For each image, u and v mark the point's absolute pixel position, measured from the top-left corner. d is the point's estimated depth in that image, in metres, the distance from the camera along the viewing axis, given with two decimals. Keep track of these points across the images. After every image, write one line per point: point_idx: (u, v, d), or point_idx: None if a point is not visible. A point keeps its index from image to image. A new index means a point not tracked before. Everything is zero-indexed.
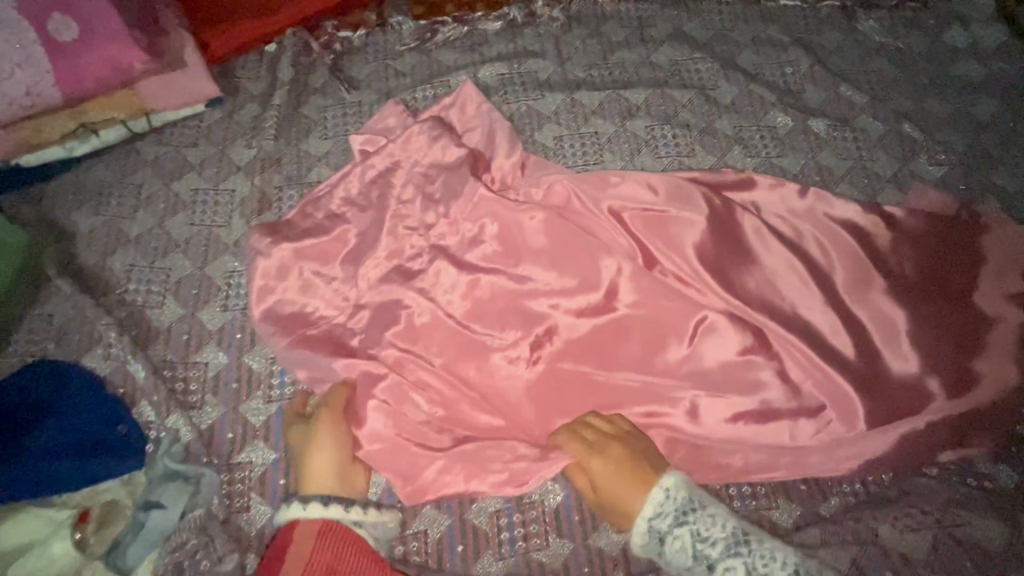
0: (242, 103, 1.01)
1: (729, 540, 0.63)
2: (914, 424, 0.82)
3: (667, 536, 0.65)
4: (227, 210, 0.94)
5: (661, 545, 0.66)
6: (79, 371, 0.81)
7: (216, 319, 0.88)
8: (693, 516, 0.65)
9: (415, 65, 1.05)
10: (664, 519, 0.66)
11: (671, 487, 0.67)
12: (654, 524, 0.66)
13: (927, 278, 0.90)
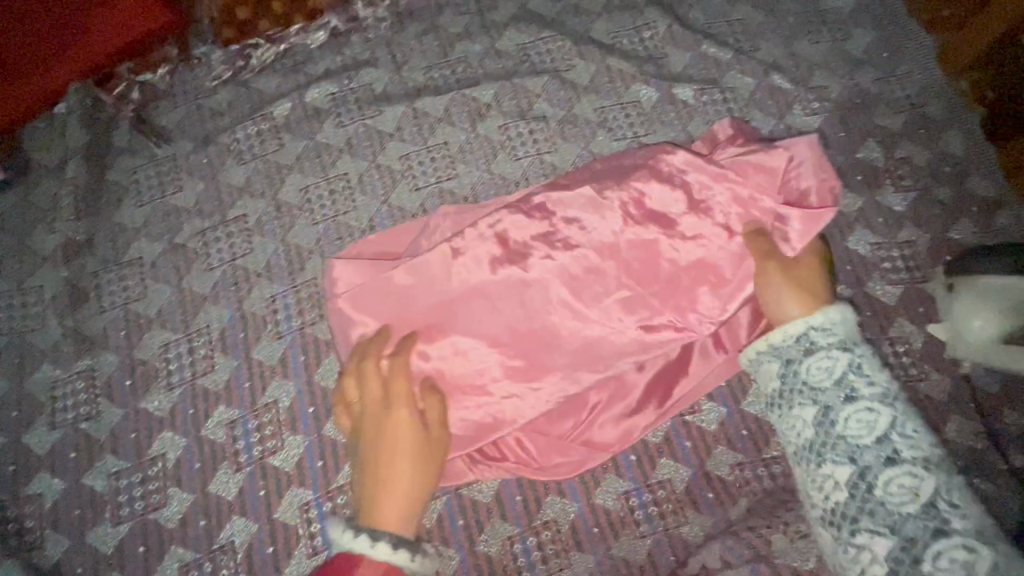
0: (37, 181, 0.88)
1: (888, 391, 0.55)
2: None
3: (795, 350, 0.60)
4: (39, 310, 0.82)
5: (804, 356, 0.59)
6: None
7: (44, 440, 0.77)
8: (856, 350, 0.59)
9: (233, 100, 0.92)
10: (825, 336, 0.59)
11: (841, 318, 0.60)
12: (802, 336, 0.60)
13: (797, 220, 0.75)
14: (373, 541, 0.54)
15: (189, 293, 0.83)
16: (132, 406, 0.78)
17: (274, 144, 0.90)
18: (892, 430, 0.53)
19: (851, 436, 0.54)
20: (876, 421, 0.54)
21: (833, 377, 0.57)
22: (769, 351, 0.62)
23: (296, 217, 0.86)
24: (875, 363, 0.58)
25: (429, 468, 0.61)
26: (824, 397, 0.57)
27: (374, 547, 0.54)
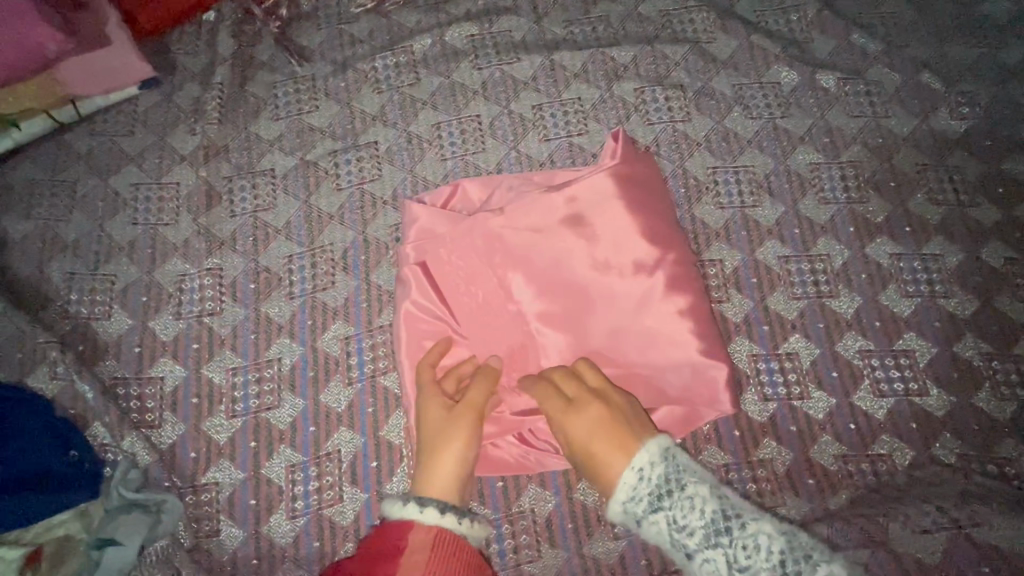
0: (181, 83, 0.90)
1: (708, 531, 0.56)
2: (910, 400, 0.78)
3: (627, 514, 0.61)
4: (173, 206, 0.85)
5: (642, 516, 0.60)
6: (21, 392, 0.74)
7: (170, 327, 0.80)
8: (666, 504, 0.58)
9: (374, 30, 0.93)
10: (642, 485, 0.60)
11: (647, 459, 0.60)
12: (623, 498, 0.61)
13: (897, 231, 0.85)
14: (420, 506, 0.61)
15: (315, 211, 0.85)
16: (253, 309, 0.80)
17: (410, 78, 0.91)
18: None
19: None
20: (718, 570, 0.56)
21: (666, 539, 0.59)
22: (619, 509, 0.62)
23: (426, 152, 0.87)
24: (697, 501, 0.58)
25: (454, 450, 0.66)
26: (676, 554, 0.59)
27: (421, 512, 0.61)
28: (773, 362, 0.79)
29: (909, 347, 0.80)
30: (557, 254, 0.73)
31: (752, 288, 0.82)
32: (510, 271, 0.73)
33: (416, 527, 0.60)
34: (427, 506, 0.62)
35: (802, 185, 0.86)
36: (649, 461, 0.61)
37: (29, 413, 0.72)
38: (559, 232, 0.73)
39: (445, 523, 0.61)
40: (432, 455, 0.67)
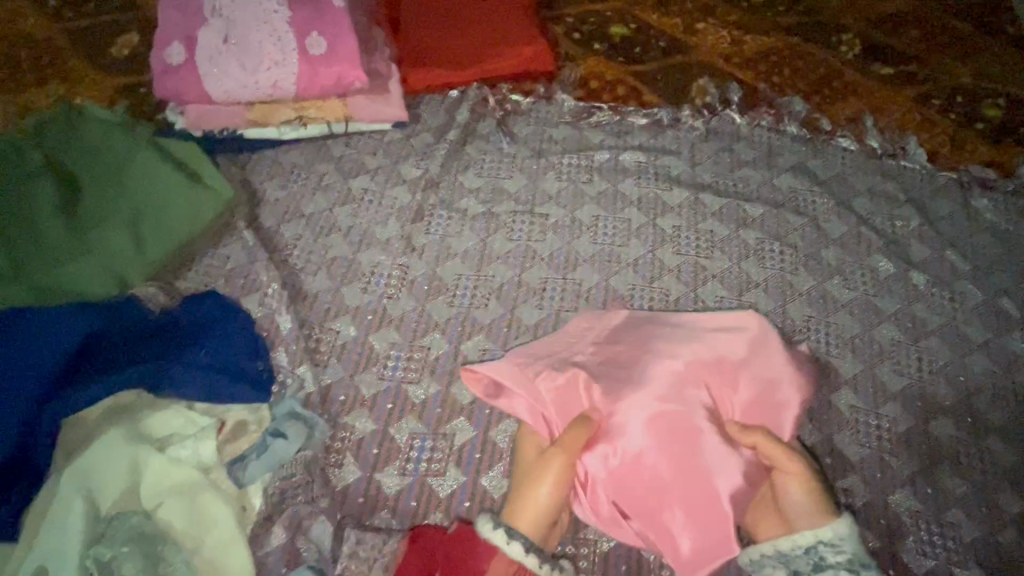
0: (419, 130, 1.19)
1: None
2: (951, 569, 0.85)
3: (804, 563, 0.73)
4: (387, 212, 1.10)
5: (811, 566, 0.72)
6: (237, 306, 0.95)
7: (356, 297, 1.01)
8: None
9: (567, 136, 1.22)
10: (833, 552, 0.72)
11: (849, 538, 0.72)
12: (813, 549, 0.72)
13: (961, 419, 0.97)
14: (507, 539, 0.73)
15: (488, 249, 1.07)
16: (421, 305, 1.01)
17: (585, 177, 1.17)
18: None
19: None
20: None
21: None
22: (779, 553, 0.74)
23: (583, 233, 1.10)
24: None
25: (539, 491, 0.78)
26: None
27: (507, 545, 0.72)
28: (829, 491, 0.90)
29: (957, 522, 0.89)
30: (690, 358, 0.85)
31: (822, 424, 0.95)
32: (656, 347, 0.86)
33: (500, 557, 0.72)
34: (514, 543, 0.73)
35: (881, 355, 1.02)
36: (845, 537, 0.72)
37: (238, 322, 0.93)
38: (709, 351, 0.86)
39: (526, 562, 0.73)
40: (522, 489, 0.79)
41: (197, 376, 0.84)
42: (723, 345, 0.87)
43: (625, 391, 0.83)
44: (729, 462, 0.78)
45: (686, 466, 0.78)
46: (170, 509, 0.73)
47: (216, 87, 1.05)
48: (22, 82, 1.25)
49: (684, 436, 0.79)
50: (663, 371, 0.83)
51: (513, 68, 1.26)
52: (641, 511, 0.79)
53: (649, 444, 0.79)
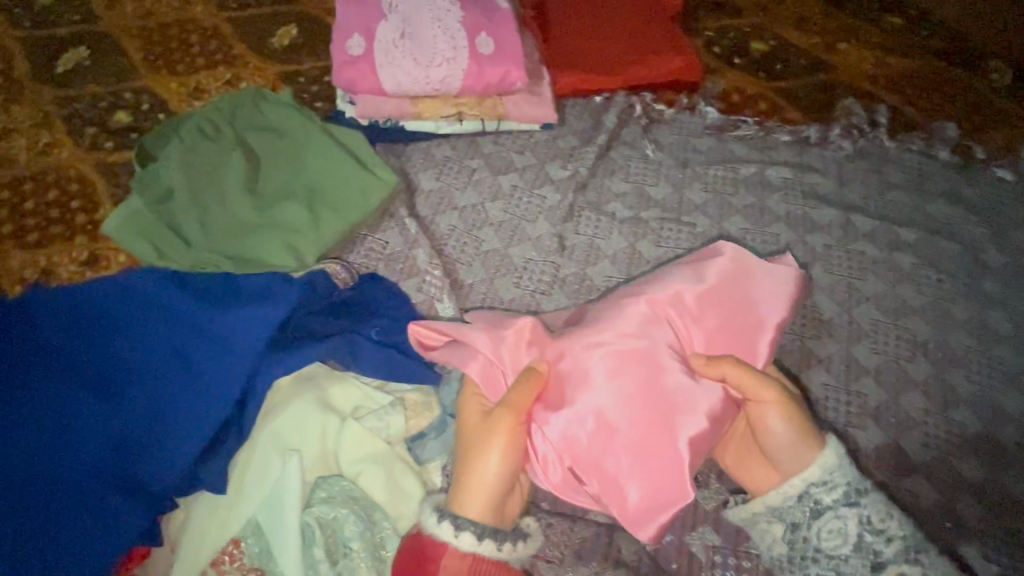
0: (565, 133, 1.22)
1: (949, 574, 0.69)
2: None
3: (801, 515, 0.73)
4: (536, 210, 1.12)
5: (820, 518, 0.72)
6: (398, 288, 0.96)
7: (510, 291, 1.03)
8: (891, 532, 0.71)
9: (711, 147, 1.22)
10: (827, 492, 0.72)
11: (831, 471, 0.72)
12: (805, 493, 0.72)
13: None
14: (455, 532, 0.68)
15: (637, 254, 1.08)
16: (573, 303, 1.02)
17: (731, 189, 1.16)
18: None
19: None
20: None
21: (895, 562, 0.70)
22: (769, 501, 0.74)
23: (732, 244, 1.10)
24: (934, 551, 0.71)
25: (465, 454, 0.72)
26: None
27: (457, 538, 0.68)
28: (999, 531, 0.86)
29: None
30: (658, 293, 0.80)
31: (987, 460, 0.92)
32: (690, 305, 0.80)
33: (450, 552, 0.68)
34: (464, 534, 0.68)
35: None
36: (829, 469, 0.72)
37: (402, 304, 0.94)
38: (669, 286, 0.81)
39: (480, 551, 0.68)
40: (461, 457, 0.73)
41: (375, 352, 0.85)
42: (680, 278, 0.81)
43: (660, 356, 0.76)
44: (672, 396, 0.75)
45: (622, 399, 0.74)
46: (372, 476, 0.77)
47: (389, 79, 1.09)
48: (194, 66, 1.33)
49: (655, 378, 0.75)
50: (635, 308, 0.79)
51: (658, 78, 1.27)
52: (588, 449, 0.74)
53: (635, 394, 0.74)
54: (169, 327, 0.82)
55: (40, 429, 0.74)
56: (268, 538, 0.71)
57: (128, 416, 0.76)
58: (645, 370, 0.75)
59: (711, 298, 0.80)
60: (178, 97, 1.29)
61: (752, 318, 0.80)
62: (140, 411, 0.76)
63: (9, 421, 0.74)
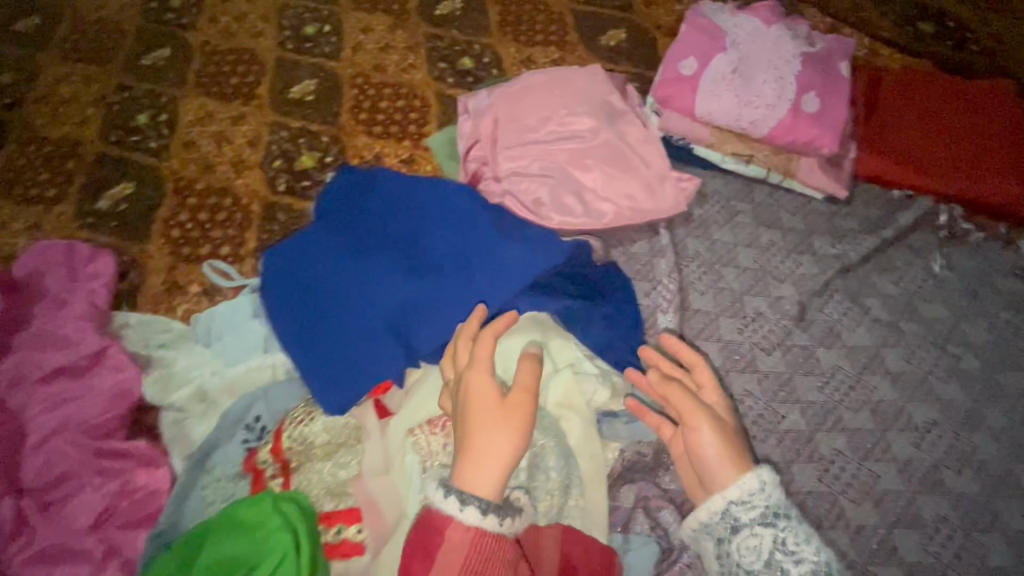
0: (848, 214, 1.17)
1: (814, 565, 0.68)
2: None
3: (722, 529, 0.72)
4: (787, 273, 1.11)
5: (730, 534, 0.72)
6: (625, 281, 1.03)
7: (732, 334, 1.05)
8: (779, 526, 0.70)
9: (1014, 291, 1.09)
10: (746, 511, 0.71)
11: (755, 490, 0.72)
12: (724, 511, 0.72)
13: None
14: (461, 505, 0.65)
15: (880, 359, 1.02)
16: (791, 373, 1.01)
17: (1016, 344, 1.04)
18: (771, 549, 0.69)
19: (741, 560, 0.71)
20: (760, 544, 0.70)
21: (762, 557, 0.70)
22: (702, 526, 0.74)
23: (992, 400, 0.99)
24: (803, 537, 0.70)
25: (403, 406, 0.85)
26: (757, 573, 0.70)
27: (462, 510, 0.65)
28: None
29: None
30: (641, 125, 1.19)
31: None
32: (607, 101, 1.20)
33: (456, 524, 0.65)
34: (469, 508, 0.65)
35: None
36: (753, 488, 0.72)
37: (622, 297, 1.01)
38: (588, 76, 1.22)
39: (483, 525, 0.65)
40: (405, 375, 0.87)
41: (605, 332, 0.96)
42: (603, 83, 1.21)
43: (607, 148, 1.15)
44: (592, 159, 1.14)
45: (582, 170, 1.13)
46: (571, 424, 0.87)
47: (702, 105, 1.18)
48: (533, 40, 1.57)
49: (603, 163, 1.14)
50: (589, 91, 1.20)
51: (983, 196, 1.16)
52: (544, 196, 1.10)
53: (587, 167, 1.14)
54: (470, 234, 0.99)
55: (349, 273, 0.94)
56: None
57: (407, 288, 0.93)
58: (562, 104, 1.18)
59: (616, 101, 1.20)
60: (513, 61, 1.53)
61: (623, 114, 1.19)
62: (419, 288, 0.93)
63: (335, 256, 0.96)
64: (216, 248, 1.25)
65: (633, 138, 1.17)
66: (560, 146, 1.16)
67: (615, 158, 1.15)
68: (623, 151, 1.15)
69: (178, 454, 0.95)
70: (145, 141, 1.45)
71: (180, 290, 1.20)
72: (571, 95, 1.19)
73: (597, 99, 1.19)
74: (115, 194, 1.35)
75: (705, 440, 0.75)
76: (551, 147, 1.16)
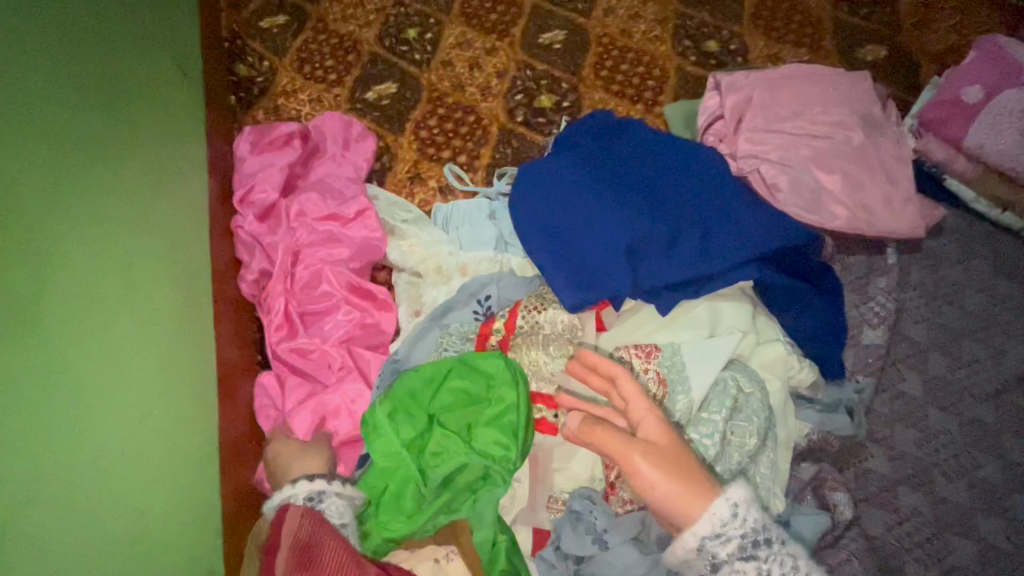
0: None
1: None
2: None
3: (701, 565, 0.71)
4: (1017, 332, 1.05)
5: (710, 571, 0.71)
6: (834, 281, 1.04)
7: (939, 370, 1.02)
8: (758, 556, 0.71)
9: None
10: (724, 546, 0.70)
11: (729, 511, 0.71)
12: (699, 545, 0.70)
13: None
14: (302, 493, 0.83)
15: None
16: (995, 427, 0.97)
17: None
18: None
19: None
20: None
21: None
22: (677, 557, 0.72)
23: None
24: (786, 560, 0.72)
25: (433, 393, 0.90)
26: None
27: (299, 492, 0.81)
28: None
29: None
30: (896, 141, 1.16)
31: None
32: (866, 110, 1.19)
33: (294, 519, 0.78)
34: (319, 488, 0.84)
35: None
36: (728, 519, 0.71)
37: (835, 296, 1.03)
38: (852, 82, 1.21)
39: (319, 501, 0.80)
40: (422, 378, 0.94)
41: (815, 323, 0.99)
42: (867, 92, 1.20)
43: (856, 154, 1.15)
44: (839, 160, 1.14)
45: (825, 168, 1.14)
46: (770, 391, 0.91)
47: (975, 137, 1.13)
48: (785, 38, 1.55)
49: (849, 168, 1.13)
50: (850, 96, 1.19)
51: None
52: (782, 183, 1.13)
53: (832, 166, 1.14)
54: (710, 197, 1.05)
55: (598, 197, 1.04)
56: (687, 370, 0.90)
57: (650, 223, 1.00)
58: (820, 102, 1.19)
59: (876, 112, 1.19)
60: (759, 56, 1.54)
61: (879, 127, 1.18)
62: (660, 227, 1.00)
63: (587, 179, 1.06)
64: (455, 156, 1.43)
65: (886, 152, 1.15)
66: (808, 141, 1.17)
67: (863, 166, 1.14)
68: (872, 161, 1.14)
69: (408, 312, 1.13)
70: (411, 52, 1.63)
71: (421, 181, 1.41)
72: (830, 95, 1.20)
73: (857, 106, 1.19)
74: (381, 91, 1.57)
75: (657, 476, 0.72)
76: (797, 139, 1.17)
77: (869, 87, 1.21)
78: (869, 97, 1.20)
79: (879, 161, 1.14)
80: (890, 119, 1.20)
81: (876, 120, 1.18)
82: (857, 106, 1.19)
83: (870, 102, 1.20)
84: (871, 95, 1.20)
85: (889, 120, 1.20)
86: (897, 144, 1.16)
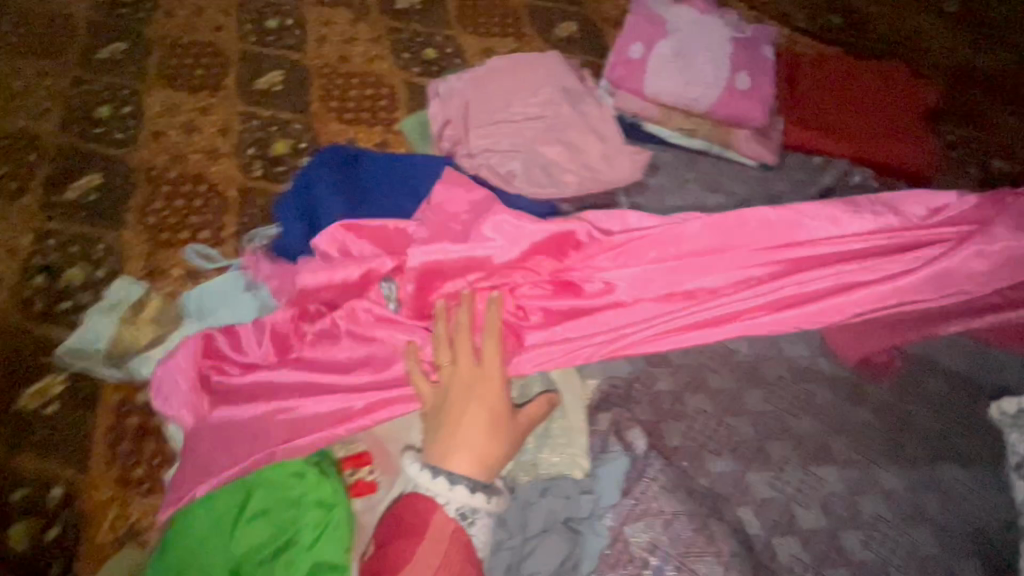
0: (778, 178, 1.33)
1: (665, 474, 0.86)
2: None
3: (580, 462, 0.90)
4: None
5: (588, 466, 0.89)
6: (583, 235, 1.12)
7: None
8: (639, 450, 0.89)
9: None
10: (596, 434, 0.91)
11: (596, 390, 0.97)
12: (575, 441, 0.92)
13: None
14: (446, 482, 0.83)
15: None
16: None
17: None
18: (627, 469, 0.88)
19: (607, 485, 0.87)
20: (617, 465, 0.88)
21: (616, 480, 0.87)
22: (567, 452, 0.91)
23: None
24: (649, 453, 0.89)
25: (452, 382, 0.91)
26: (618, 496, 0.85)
27: (448, 488, 0.83)
28: None
29: None
30: (595, 105, 1.32)
31: None
32: (564, 83, 1.33)
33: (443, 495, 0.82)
34: (456, 486, 0.83)
35: None
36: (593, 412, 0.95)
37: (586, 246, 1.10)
38: (546, 63, 1.35)
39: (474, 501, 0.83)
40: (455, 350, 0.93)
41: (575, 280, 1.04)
42: (560, 67, 1.34)
43: (567, 126, 1.28)
44: (555, 135, 1.27)
45: (546, 145, 1.25)
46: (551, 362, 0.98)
47: (651, 87, 1.32)
48: (491, 31, 1.67)
49: (565, 139, 1.27)
50: (547, 75, 1.33)
51: (884, 161, 1.36)
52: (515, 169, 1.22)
53: (550, 142, 1.26)
54: (454, 204, 1.11)
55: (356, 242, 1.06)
56: None
57: (407, 250, 1.05)
58: (525, 88, 1.31)
59: (573, 83, 1.34)
60: (474, 53, 1.62)
61: (580, 95, 1.33)
62: (418, 251, 1.05)
63: (340, 229, 1.07)
64: (196, 233, 1.28)
65: (590, 117, 1.31)
66: (524, 124, 1.27)
67: (575, 135, 1.28)
68: (580, 128, 1.29)
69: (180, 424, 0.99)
70: (107, 132, 1.42)
71: (162, 273, 1.23)
72: (531, 80, 1.32)
73: (556, 83, 1.32)
74: (83, 185, 1.32)
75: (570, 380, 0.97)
76: (516, 125, 1.27)
77: (561, 63, 1.35)
78: (563, 71, 1.34)
79: (585, 125, 1.29)
80: (587, 85, 1.36)
81: (575, 90, 1.33)
82: (555, 83, 1.32)
83: (565, 75, 1.34)
84: (564, 70, 1.34)
85: (586, 87, 1.35)
86: (596, 107, 1.32)
